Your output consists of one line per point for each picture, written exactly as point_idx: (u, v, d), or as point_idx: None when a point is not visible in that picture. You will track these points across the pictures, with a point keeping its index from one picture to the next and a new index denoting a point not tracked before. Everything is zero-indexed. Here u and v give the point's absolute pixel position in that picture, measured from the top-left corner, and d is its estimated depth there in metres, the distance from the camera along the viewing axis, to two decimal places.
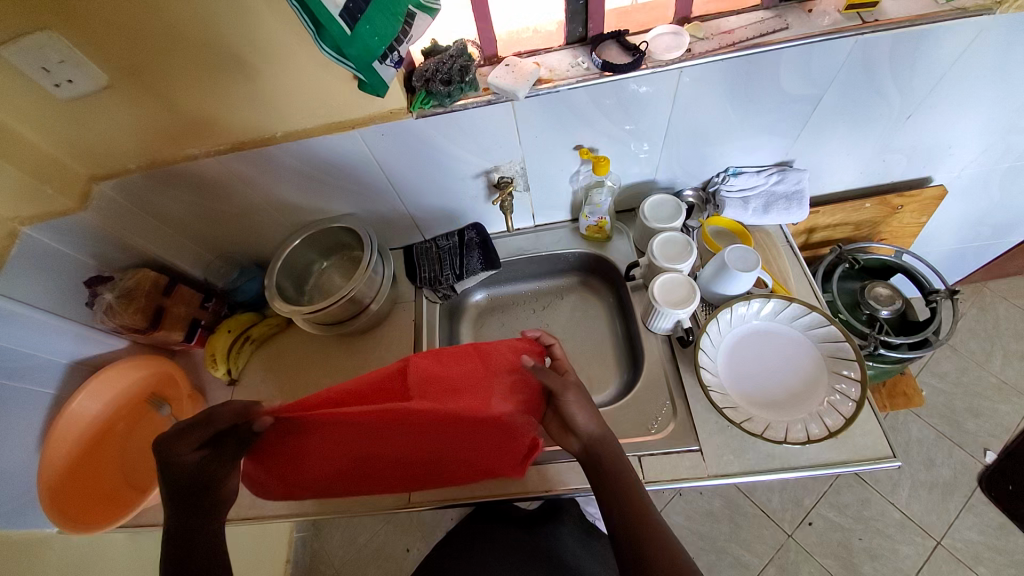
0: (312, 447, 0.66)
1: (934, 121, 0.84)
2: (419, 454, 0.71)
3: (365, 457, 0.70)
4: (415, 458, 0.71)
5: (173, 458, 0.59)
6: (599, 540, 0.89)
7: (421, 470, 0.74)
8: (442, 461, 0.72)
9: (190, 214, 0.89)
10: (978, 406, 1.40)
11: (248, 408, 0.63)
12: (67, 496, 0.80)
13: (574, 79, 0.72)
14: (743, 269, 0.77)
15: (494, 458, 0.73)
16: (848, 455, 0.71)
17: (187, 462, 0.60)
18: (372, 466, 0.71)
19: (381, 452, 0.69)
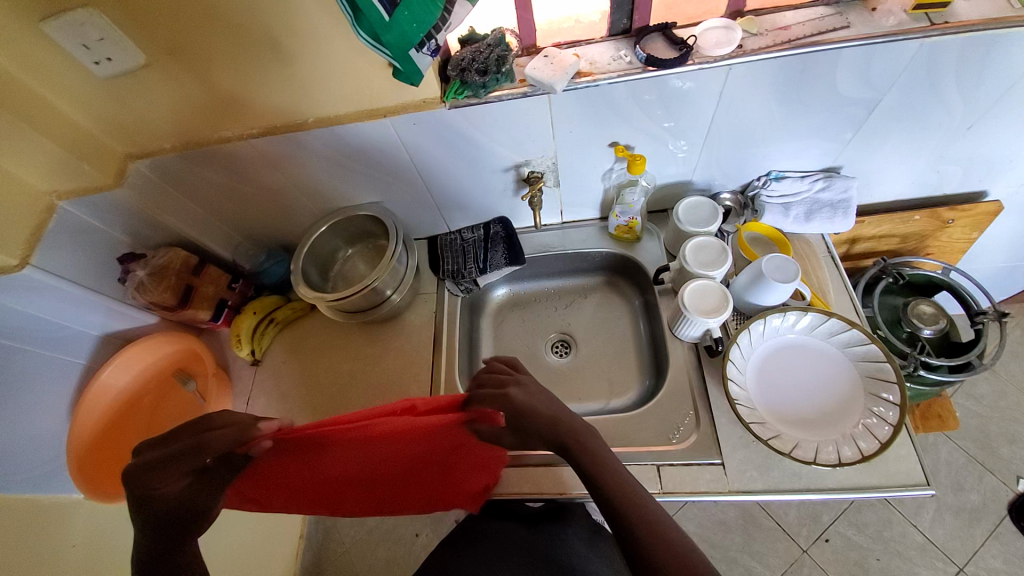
0: (297, 471, 0.66)
1: (998, 133, 0.78)
2: (397, 480, 0.71)
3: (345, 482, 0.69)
4: (393, 482, 0.71)
5: (154, 491, 0.58)
6: (603, 543, 0.89)
7: (396, 496, 0.74)
8: (418, 486, 0.73)
9: (221, 195, 0.89)
10: (1015, 432, 1.33)
11: (243, 432, 0.63)
12: (98, 471, 0.83)
13: (614, 73, 0.69)
14: (781, 280, 0.73)
15: (467, 482, 0.75)
16: (879, 480, 0.68)
17: (168, 493, 0.58)
18: (349, 491, 0.71)
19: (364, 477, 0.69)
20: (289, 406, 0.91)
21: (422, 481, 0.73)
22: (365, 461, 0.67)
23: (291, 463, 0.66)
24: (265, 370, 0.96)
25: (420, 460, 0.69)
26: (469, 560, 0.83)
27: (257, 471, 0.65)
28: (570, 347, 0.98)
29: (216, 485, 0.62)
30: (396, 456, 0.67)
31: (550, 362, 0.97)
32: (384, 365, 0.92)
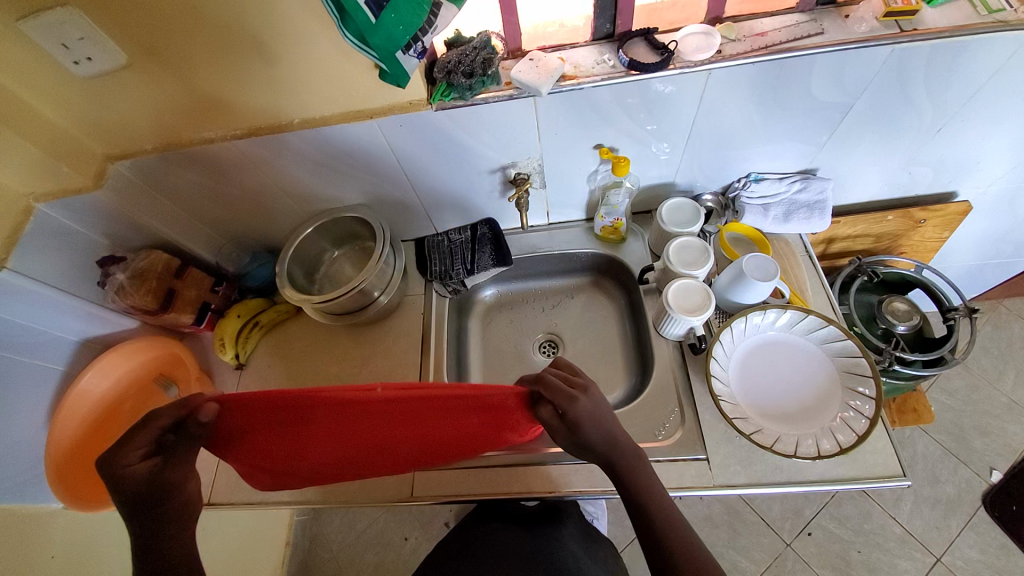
0: (294, 436, 0.62)
1: (965, 136, 0.81)
2: (393, 448, 0.68)
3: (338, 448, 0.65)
4: (387, 451, 0.68)
5: (121, 471, 0.53)
6: (599, 547, 0.88)
7: (386, 463, 0.71)
8: (411, 455, 0.71)
9: (204, 197, 0.88)
10: (987, 424, 1.38)
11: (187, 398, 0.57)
12: (81, 481, 0.82)
13: (599, 77, 0.71)
14: (760, 279, 0.75)
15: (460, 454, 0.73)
16: (857, 472, 0.70)
17: (136, 473, 0.53)
18: (340, 459, 0.68)
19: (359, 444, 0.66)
20: None
21: (418, 452, 0.70)
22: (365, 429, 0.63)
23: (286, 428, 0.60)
24: (250, 374, 0.95)
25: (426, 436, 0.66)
26: (467, 562, 0.84)
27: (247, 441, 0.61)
28: (557, 347, 0.99)
29: (182, 456, 0.56)
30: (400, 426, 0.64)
31: (539, 362, 0.98)
32: (372, 367, 0.91)
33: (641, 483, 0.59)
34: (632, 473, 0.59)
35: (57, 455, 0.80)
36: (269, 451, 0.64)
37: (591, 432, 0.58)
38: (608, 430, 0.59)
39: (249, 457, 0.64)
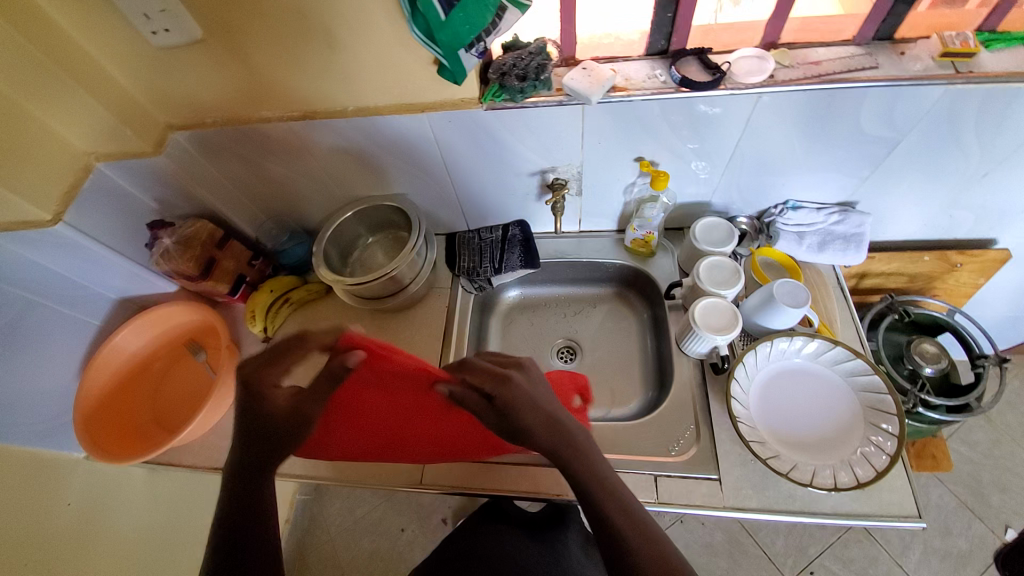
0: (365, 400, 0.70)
1: (1012, 183, 0.80)
2: (437, 440, 0.75)
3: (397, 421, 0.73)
4: (433, 441, 0.75)
5: (268, 389, 0.66)
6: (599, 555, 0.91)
7: (422, 456, 0.77)
8: (448, 454, 0.77)
9: (252, 173, 0.91)
10: (1007, 481, 1.34)
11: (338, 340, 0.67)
12: (109, 434, 0.84)
13: (648, 91, 0.72)
14: (792, 305, 0.75)
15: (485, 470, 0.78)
16: (873, 509, 0.69)
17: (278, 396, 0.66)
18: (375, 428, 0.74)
19: (415, 423, 0.73)
20: None
21: (455, 452, 0.76)
22: (433, 411, 0.71)
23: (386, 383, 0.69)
24: None
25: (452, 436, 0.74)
26: (474, 561, 0.84)
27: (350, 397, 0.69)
28: (576, 354, 1.00)
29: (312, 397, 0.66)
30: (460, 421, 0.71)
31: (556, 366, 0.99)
32: None
33: (600, 479, 0.58)
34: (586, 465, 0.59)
35: (87, 408, 0.84)
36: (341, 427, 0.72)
37: (527, 417, 0.61)
38: (541, 417, 0.61)
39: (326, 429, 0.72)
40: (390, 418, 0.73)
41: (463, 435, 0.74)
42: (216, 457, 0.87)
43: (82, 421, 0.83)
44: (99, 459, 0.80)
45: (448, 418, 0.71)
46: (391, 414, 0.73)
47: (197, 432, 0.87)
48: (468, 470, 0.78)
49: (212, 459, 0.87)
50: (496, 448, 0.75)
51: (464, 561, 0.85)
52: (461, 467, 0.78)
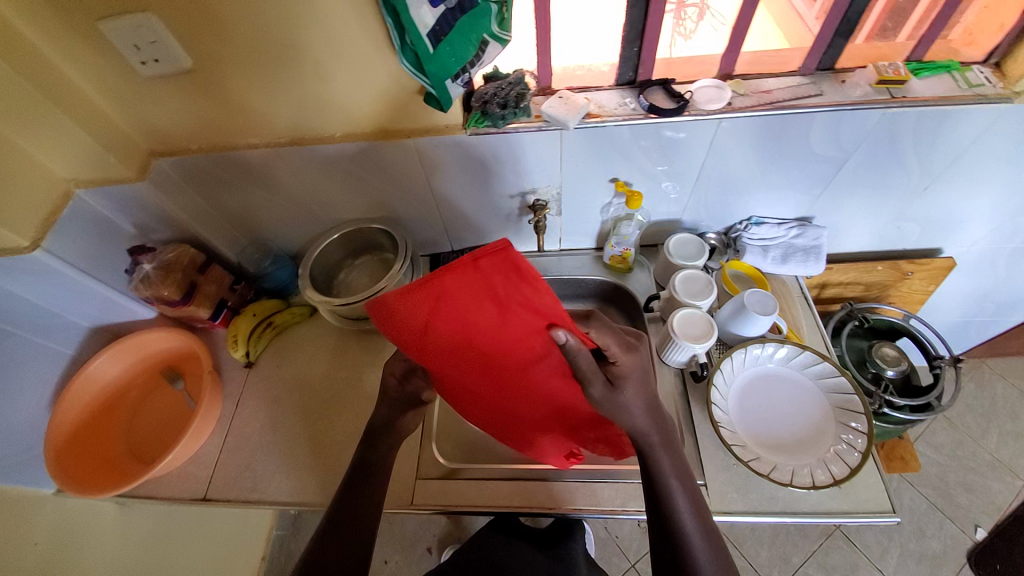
0: (478, 320, 0.53)
1: (947, 197, 0.89)
2: (512, 397, 0.68)
3: (483, 372, 0.62)
4: (509, 397, 0.68)
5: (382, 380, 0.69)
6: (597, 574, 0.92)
7: (487, 408, 0.71)
8: (516, 411, 0.71)
9: (235, 198, 0.92)
10: (972, 480, 1.40)
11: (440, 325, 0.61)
12: (84, 475, 0.81)
13: (620, 117, 0.77)
14: (761, 313, 0.80)
15: (543, 431, 0.75)
16: (850, 506, 0.72)
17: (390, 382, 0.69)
18: (464, 365, 0.61)
19: (503, 379, 0.64)
20: (279, 409, 0.91)
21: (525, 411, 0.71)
22: (534, 367, 0.61)
23: (495, 332, 0.55)
24: (257, 374, 0.95)
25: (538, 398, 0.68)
26: (485, 567, 0.83)
27: (459, 312, 0.53)
28: None
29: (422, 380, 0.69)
30: (553, 379, 0.64)
31: None
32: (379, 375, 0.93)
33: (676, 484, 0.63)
34: (668, 466, 0.63)
35: (57, 449, 0.81)
36: (432, 337, 0.56)
37: (636, 395, 0.61)
38: (647, 398, 0.62)
39: (415, 332, 0.56)
40: (476, 369, 0.62)
41: (546, 391, 0.67)
42: (194, 489, 0.84)
43: (53, 462, 0.80)
44: (74, 494, 0.77)
45: (544, 375, 0.63)
46: (479, 366, 0.61)
47: (179, 459, 0.84)
48: (526, 432, 0.75)
49: (190, 491, 0.84)
50: (574, 407, 0.71)
51: (476, 567, 0.83)
52: (521, 426, 0.74)
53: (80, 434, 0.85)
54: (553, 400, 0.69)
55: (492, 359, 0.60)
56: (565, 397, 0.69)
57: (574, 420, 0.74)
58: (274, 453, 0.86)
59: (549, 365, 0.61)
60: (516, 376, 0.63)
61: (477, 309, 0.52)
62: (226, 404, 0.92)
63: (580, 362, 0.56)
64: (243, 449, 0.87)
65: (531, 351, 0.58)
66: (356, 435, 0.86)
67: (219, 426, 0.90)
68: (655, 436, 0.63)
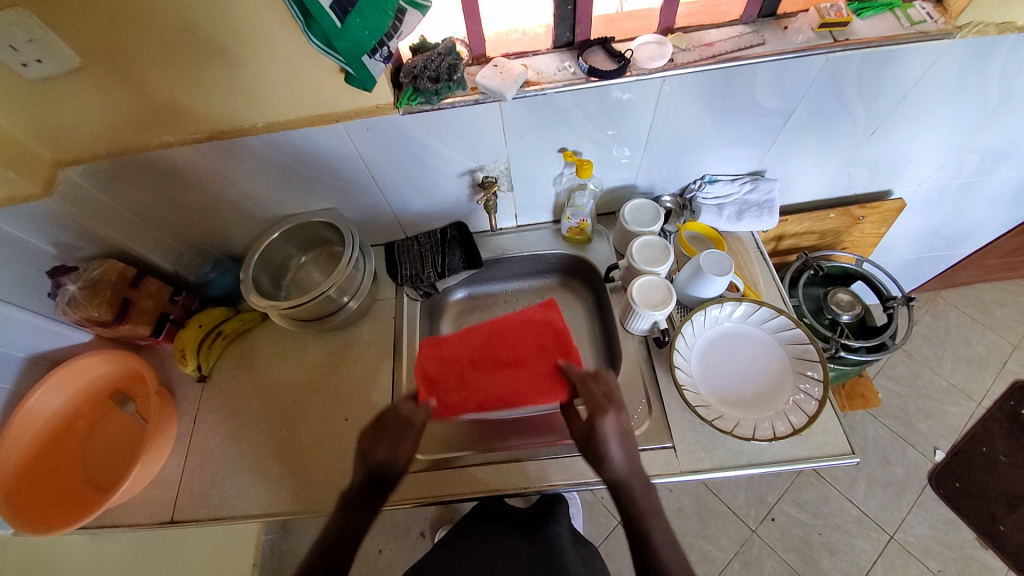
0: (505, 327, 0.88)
1: (894, 138, 0.89)
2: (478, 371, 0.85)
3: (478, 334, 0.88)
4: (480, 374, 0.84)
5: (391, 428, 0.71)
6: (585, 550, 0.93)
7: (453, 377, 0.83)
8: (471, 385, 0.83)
9: (160, 203, 0.85)
10: (930, 407, 1.49)
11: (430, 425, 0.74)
12: (40, 511, 0.77)
13: (561, 82, 0.74)
14: (717, 273, 0.80)
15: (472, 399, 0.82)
16: (809, 451, 0.75)
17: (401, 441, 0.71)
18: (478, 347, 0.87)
19: (483, 344, 0.87)
20: (241, 420, 0.88)
21: (470, 383, 0.84)
22: (518, 341, 0.87)
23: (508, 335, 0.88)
24: (213, 385, 0.91)
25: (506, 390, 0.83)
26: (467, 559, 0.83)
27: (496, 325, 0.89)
28: None
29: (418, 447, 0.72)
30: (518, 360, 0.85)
31: None
32: (344, 373, 0.91)
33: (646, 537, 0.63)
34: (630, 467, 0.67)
35: (5, 491, 0.76)
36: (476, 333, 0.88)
37: (613, 451, 0.68)
38: (625, 444, 0.68)
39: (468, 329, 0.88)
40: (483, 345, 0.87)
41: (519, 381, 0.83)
42: (159, 513, 0.81)
43: (2, 505, 0.74)
44: (35, 531, 0.73)
45: (517, 351, 0.86)
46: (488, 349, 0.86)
47: (141, 481, 0.81)
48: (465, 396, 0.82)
49: (156, 515, 0.80)
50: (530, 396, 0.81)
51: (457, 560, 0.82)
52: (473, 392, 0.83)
53: (29, 472, 0.80)
54: (498, 377, 0.84)
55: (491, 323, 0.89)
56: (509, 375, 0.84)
57: (499, 398, 0.82)
58: (241, 466, 0.83)
59: (529, 349, 0.86)
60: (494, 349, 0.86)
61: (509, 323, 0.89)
62: (183, 422, 0.88)
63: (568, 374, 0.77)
64: (208, 465, 0.84)
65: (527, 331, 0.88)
66: (324, 437, 0.84)
67: (179, 446, 0.86)
68: (635, 484, 0.66)
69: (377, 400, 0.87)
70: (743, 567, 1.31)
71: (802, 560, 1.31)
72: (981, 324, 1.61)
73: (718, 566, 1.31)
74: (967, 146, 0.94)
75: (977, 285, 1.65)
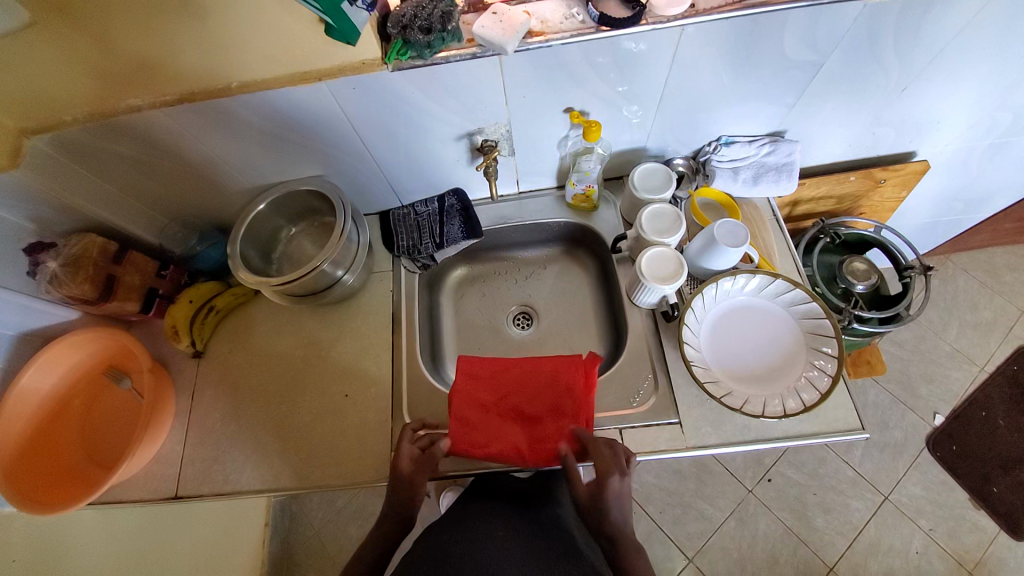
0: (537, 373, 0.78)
1: (927, 96, 0.82)
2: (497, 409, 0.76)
3: (505, 371, 0.79)
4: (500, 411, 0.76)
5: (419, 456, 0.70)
6: None
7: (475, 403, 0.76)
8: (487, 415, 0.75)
9: (137, 173, 0.79)
10: (932, 372, 1.49)
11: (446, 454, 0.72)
12: (45, 490, 0.77)
13: (567, 33, 0.66)
14: (731, 244, 0.75)
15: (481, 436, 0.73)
16: (819, 427, 0.73)
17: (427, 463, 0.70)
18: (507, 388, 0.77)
19: (506, 386, 0.78)
20: (239, 396, 0.86)
21: (484, 423, 0.74)
22: (540, 393, 0.77)
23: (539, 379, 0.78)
24: (209, 361, 0.89)
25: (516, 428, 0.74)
26: None
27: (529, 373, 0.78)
28: (531, 319, 1.00)
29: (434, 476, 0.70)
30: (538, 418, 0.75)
31: (513, 334, 0.98)
32: (342, 348, 0.88)
33: None
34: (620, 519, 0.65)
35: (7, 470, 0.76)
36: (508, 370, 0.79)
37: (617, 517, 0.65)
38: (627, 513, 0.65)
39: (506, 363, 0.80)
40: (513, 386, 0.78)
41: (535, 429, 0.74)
42: (164, 487, 0.81)
43: (7, 485, 0.74)
44: (39, 511, 0.73)
45: (538, 403, 0.76)
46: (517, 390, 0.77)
47: (142, 458, 0.80)
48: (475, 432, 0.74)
49: (161, 489, 0.81)
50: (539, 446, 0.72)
51: None
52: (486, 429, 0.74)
53: (31, 451, 0.79)
54: (514, 429, 0.74)
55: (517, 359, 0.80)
56: (523, 430, 0.74)
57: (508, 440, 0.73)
58: (241, 442, 0.82)
59: (545, 398, 0.76)
60: (523, 400, 0.76)
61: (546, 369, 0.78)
62: (181, 398, 0.87)
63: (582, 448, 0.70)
64: (209, 441, 0.83)
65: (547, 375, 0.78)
66: (324, 414, 0.83)
67: (178, 422, 0.85)
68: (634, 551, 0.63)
69: (377, 376, 0.85)
70: (738, 524, 1.35)
71: (796, 518, 1.34)
72: (991, 289, 1.57)
73: (714, 524, 1.36)
74: (1004, 104, 0.86)
75: (990, 248, 1.61)
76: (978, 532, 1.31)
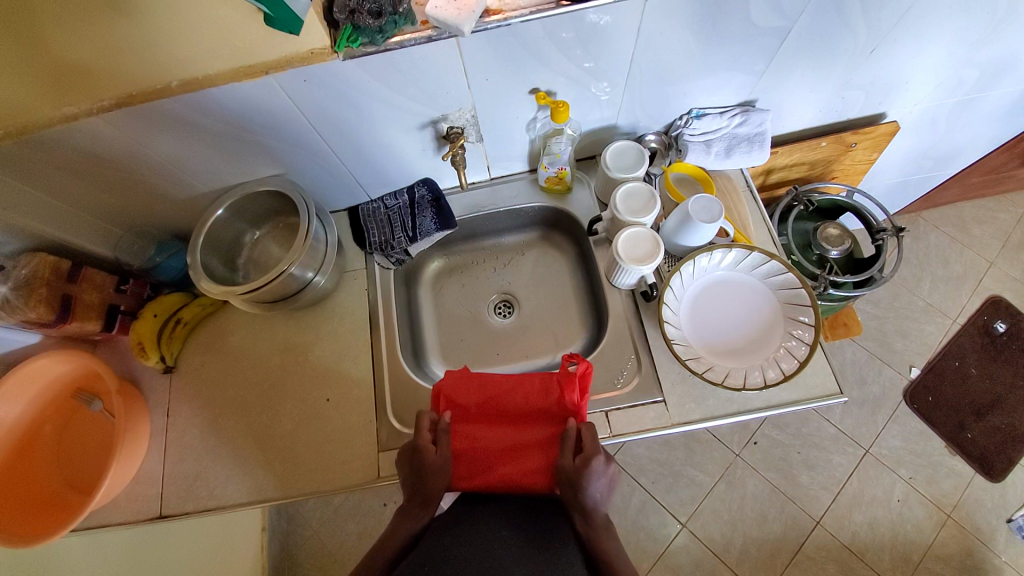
0: (527, 394, 0.75)
1: (894, 57, 0.81)
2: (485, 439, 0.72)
3: (497, 400, 0.75)
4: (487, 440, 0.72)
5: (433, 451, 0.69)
6: None
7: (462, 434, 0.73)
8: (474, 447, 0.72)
9: (84, 185, 0.74)
10: (906, 327, 1.53)
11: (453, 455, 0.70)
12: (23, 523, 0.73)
13: (526, 9, 0.63)
14: (706, 220, 0.75)
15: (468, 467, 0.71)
16: (800, 395, 0.75)
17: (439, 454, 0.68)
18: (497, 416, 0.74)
19: (495, 415, 0.74)
20: (217, 409, 0.84)
21: (474, 457, 0.72)
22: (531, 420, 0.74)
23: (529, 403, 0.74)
24: (182, 376, 0.86)
25: (505, 458, 0.71)
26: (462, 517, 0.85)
27: (519, 397, 0.74)
28: (512, 307, 0.98)
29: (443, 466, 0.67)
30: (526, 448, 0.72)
31: (495, 324, 0.97)
32: (318, 350, 0.86)
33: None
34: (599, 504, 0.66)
35: None
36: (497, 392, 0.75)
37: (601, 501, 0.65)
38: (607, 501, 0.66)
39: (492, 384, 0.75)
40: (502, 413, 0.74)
41: (523, 457, 0.71)
42: (148, 507, 0.79)
43: None
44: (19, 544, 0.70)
45: (528, 434, 0.73)
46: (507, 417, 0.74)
47: (123, 478, 0.78)
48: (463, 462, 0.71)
49: (144, 510, 0.79)
50: (527, 477, 0.70)
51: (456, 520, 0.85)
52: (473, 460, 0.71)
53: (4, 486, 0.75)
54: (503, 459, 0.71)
55: (503, 377, 0.76)
56: (515, 460, 0.71)
57: (496, 469, 0.71)
58: (224, 456, 0.80)
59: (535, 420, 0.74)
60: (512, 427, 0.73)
61: (535, 390, 0.75)
62: (156, 415, 0.84)
63: (573, 441, 0.69)
64: (190, 457, 0.81)
65: (537, 393, 0.74)
66: (306, 420, 0.81)
67: (156, 441, 0.82)
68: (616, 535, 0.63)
69: (359, 377, 0.84)
70: (728, 487, 1.39)
71: (782, 477, 1.39)
72: (960, 243, 1.61)
73: (704, 489, 1.40)
74: (969, 61, 0.86)
75: (958, 203, 1.64)
76: (954, 476, 1.38)
